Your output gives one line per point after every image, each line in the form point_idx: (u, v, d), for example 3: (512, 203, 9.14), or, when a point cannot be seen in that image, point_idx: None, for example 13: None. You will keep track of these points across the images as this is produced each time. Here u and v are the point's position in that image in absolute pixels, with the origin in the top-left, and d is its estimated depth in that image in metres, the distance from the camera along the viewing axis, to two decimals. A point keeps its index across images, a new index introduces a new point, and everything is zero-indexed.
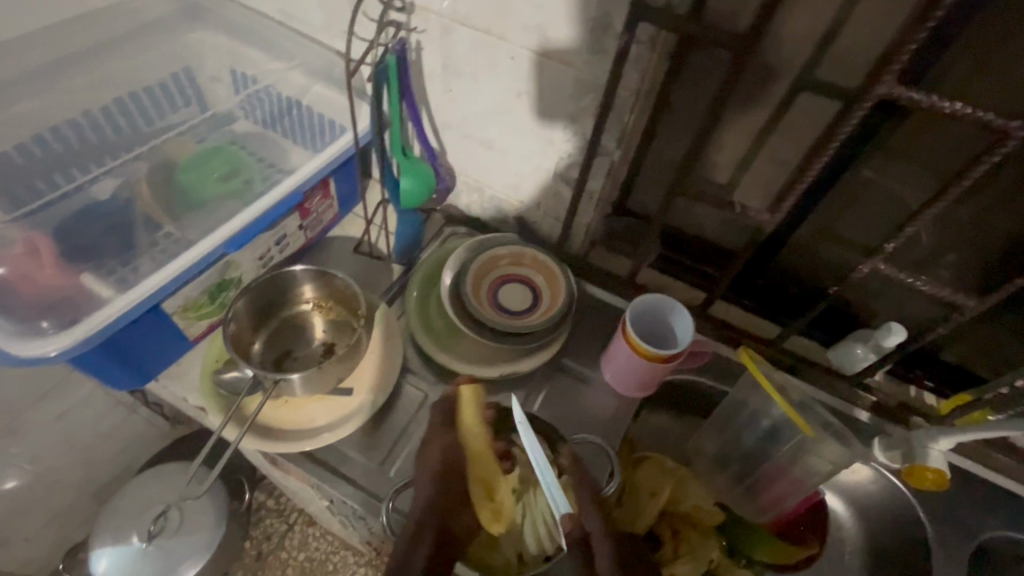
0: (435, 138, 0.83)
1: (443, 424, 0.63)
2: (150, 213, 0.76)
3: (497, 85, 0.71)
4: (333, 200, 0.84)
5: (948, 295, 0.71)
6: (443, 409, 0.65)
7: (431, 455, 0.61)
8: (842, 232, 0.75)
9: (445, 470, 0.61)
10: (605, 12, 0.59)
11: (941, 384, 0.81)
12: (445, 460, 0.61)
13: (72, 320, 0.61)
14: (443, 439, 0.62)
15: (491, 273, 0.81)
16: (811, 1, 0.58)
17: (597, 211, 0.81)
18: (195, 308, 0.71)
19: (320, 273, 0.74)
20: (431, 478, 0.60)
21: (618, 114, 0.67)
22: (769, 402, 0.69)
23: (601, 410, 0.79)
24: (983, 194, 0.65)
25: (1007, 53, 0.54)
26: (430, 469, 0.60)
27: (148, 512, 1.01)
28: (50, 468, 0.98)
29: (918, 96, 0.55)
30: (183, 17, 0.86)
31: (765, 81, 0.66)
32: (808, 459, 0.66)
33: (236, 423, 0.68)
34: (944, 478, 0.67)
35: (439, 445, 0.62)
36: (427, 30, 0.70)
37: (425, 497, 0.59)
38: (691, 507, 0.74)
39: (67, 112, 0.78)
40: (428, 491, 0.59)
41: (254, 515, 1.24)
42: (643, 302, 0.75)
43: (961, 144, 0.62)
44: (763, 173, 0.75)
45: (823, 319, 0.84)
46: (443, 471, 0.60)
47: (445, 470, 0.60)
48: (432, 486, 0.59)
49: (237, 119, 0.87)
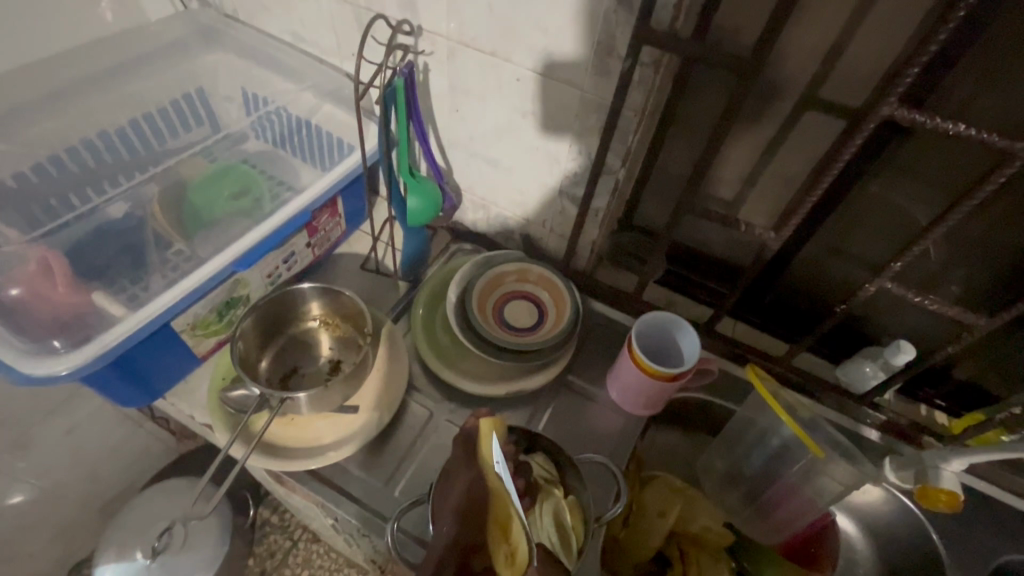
0: (441, 157, 0.85)
1: (465, 455, 0.60)
2: (161, 231, 0.78)
3: (504, 105, 0.72)
4: (341, 217, 0.85)
5: (955, 314, 0.66)
6: (465, 442, 0.61)
7: (454, 492, 0.58)
8: (849, 249, 0.75)
9: (468, 508, 0.55)
10: (610, 34, 0.60)
11: (952, 403, 0.80)
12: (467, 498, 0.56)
13: (83, 338, 0.62)
14: (464, 474, 0.58)
15: (496, 290, 0.81)
16: (813, 22, 0.59)
17: (602, 228, 0.81)
18: (203, 326, 0.71)
19: (327, 290, 0.75)
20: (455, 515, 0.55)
21: (623, 133, 0.68)
22: (777, 421, 0.68)
23: (606, 428, 0.78)
24: (991, 211, 0.64)
25: (1012, 72, 0.54)
26: (450, 502, 0.57)
27: (152, 529, 1.01)
28: (58, 483, 0.98)
29: (923, 118, 0.53)
30: (197, 40, 0.88)
31: (769, 100, 0.67)
32: (819, 480, 0.65)
33: (242, 442, 0.68)
34: (957, 499, 0.66)
35: (462, 483, 0.57)
36: (435, 52, 0.71)
37: (445, 538, 0.54)
38: (701, 529, 0.73)
39: (83, 132, 0.79)
40: (450, 527, 0.55)
41: (258, 532, 1.23)
42: (649, 320, 0.75)
43: (967, 162, 0.62)
44: (768, 190, 0.75)
45: (831, 336, 0.83)
46: (465, 510, 0.55)
47: (467, 507, 0.55)
48: (455, 524, 0.55)
49: (249, 139, 0.89)
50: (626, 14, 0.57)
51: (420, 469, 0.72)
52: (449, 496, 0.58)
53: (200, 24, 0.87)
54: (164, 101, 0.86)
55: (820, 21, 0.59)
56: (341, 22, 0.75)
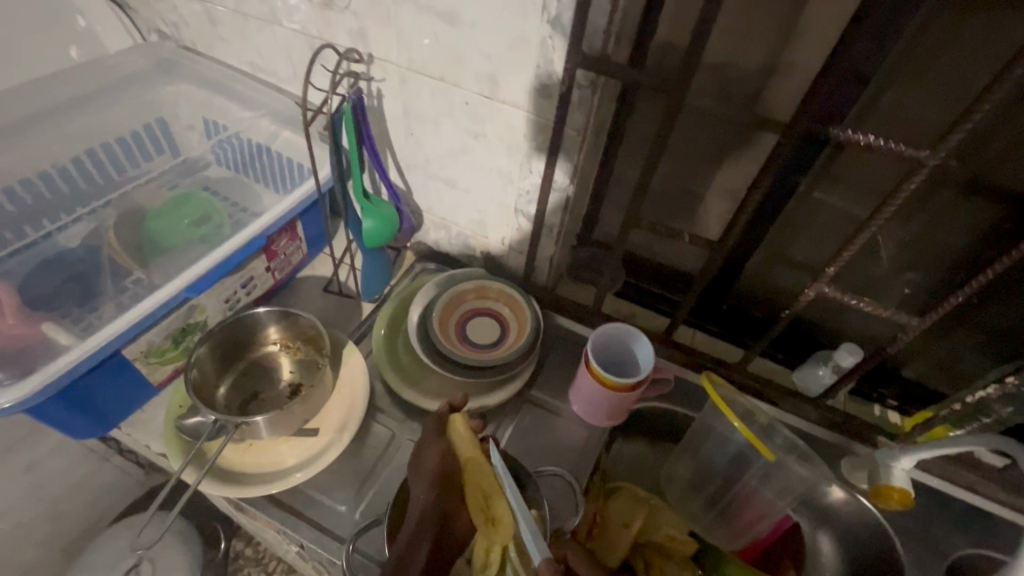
0: (400, 180, 0.87)
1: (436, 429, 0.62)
2: (118, 260, 0.77)
3: (456, 127, 0.74)
4: (301, 240, 0.85)
5: (890, 315, 0.69)
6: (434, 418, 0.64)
7: (427, 461, 0.60)
8: (795, 256, 0.78)
9: (442, 478, 0.59)
10: (548, 59, 0.62)
11: (903, 402, 0.83)
12: (441, 466, 0.60)
13: (29, 370, 0.61)
14: (436, 446, 0.61)
15: (458, 308, 0.82)
16: (739, 43, 0.63)
17: (559, 243, 0.83)
18: (158, 353, 0.71)
19: (284, 314, 0.75)
20: (433, 483, 0.58)
21: (568, 152, 0.70)
22: (731, 427, 0.69)
23: (569, 441, 0.79)
24: (923, 213, 0.68)
25: (924, 85, 0.58)
26: (422, 475, 0.60)
27: (118, 566, 0.97)
28: (17, 524, 0.94)
29: (837, 132, 0.59)
30: (160, 70, 0.89)
31: (705, 119, 0.70)
32: (775, 482, 0.67)
33: (195, 468, 0.67)
34: (909, 496, 0.68)
35: (434, 453, 0.60)
36: (387, 79, 0.73)
37: (421, 505, 0.58)
38: (664, 538, 0.72)
39: (36, 164, 0.79)
40: (427, 495, 0.58)
41: (231, 565, 1.20)
42: (605, 332, 0.76)
43: (891, 171, 0.65)
44: (716, 203, 0.78)
45: (783, 340, 0.86)
46: (442, 477, 0.59)
47: (442, 477, 0.59)
48: (434, 491, 0.58)
49: (210, 165, 0.91)
50: (560, 39, 0.60)
51: (381, 490, 0.72)
52: (422, 467, 0.60)
53: (161, 56, 0.88)
54: (122, 132, 0.87)
55: (746, 41, 0.62)
56: (295, 51, 0.77)
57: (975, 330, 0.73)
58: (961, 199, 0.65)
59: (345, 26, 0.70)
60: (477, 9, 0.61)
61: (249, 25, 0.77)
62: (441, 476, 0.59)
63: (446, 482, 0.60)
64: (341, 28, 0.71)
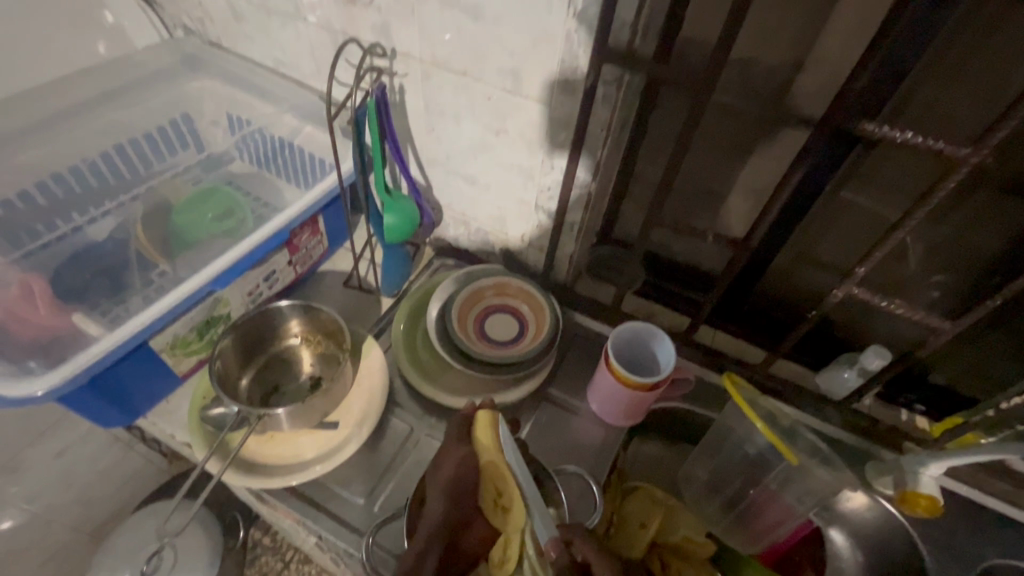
0: (421, 175, 0.87)
1: (458, 436, 0.61)
2: (145, 253, 0.79)
3: (477, 123, 0.74)
4: (323, 235, 0.86)
5: (921, 318, 0.68)
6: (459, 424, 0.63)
7: (443, 469, 0.60)
8: (822, 256, 0.77)
9: (457, 487, 0.59)
10: (573, 54, 0.61)
11: (931, 409, 0.80)
12: (456, 473, 0.59)
13: (62, 359, 0.63)
14: (458, 452, 0.60)
15: (477, 305, 0.82)
16: (770, 35, 0.61)
17: (579, 241, 0.83)
18: (183, 345, 0.72)
19: (306, 308, 0.75)
20: (446, 494, 0.58)
21: (590, 149, 0.69)
22: (753, 429, 0.68)
23: (587, 440, 0.79)
24: (957, 214, 0.66)
25: (959, 81, 0.57)
26: (438, 483, 0.59)
27: (142, 552, 0.99)
28: (47, 507, 0.96)
29: (871, 127, 0.57)
30: (184, 66, 0.91)
31: (730, 115, 0.69)
32: (798, 487, 0.65)
33: (220, 459, 0.69)
34: (936, 505, 0.67)
35: (453, 461, 0.59)
36: (409, 74, 0.73)
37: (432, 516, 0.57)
38: (682, 538, 0.71)
39: (69, 158, 0.81)
40: (441, 505, 0.58)
41: (250, 553, 1.22)
42: (623, 330, 0.75)
43: (925, 169, 0.64)
44: (741, 200, 0.77)
45: (808, 343, 0.83)
46: (457, 489, 0.59)
47: (456, 486, 0.59)
48: (446, 502, 0.58)
49: (234, 159, 0.92)
50: (585, 34, 0.59)
51: (399, 485, 0.72)
52: (439, 475, 0.60)
53: (186, 52, 0.90)
54: (149, 127, 0.88)
55: (775, 34, 0.61)
56: (318, 46, 0.77)
57: (1007, 336, 0.72)
58: (996, 200, 0.63)
59: (369, 21, 0.70)
60: (502, 4, 0.61)
61: (274, 20, 0.77)
62: (455, 482, 0.59)
63: (462, 494, 0.59)
64: (364, 23, 0.71)
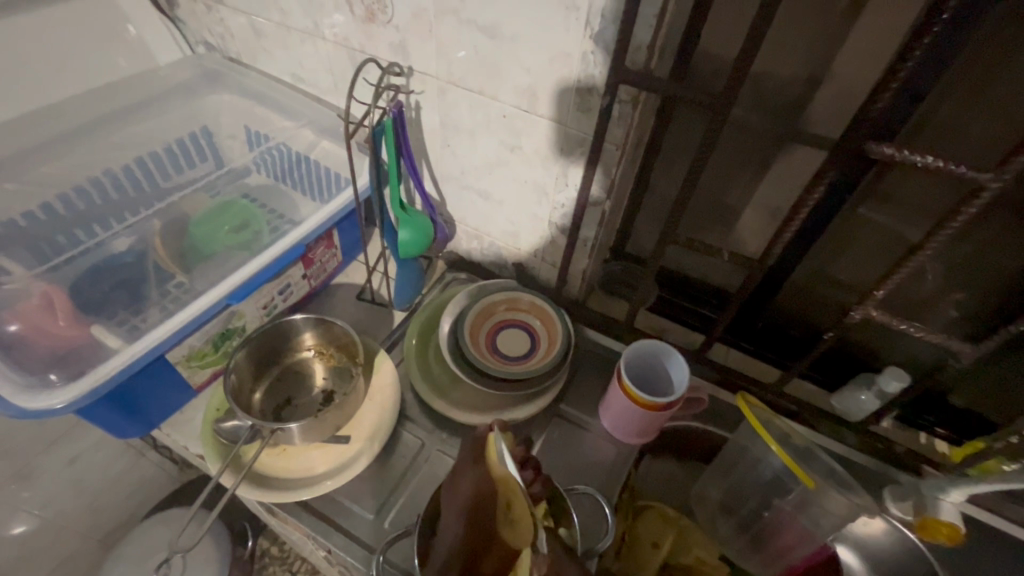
0: (435, 190, 0.88)
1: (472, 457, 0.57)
2: (162, 265, 0.80)
3: (492, 139, 0.75)
4: (337, 248, 0.87)
5: (941, 340, 0.64)
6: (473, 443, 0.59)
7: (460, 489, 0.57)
8: (838, 275, 0.76)
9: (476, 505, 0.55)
10: (589, 74, 0.61)
11: (952, 431, 0.79)
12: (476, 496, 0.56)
13: (80, 371, 0.64)
14: (471, 474, 0.57)
15: (489, 320, 0.82)
16: (787, 56, 0.61)
17: (592, 257, 0.82)
18: (198, 358, 0.73)
19: (320, 321, 0.76)
20: (462, 513, 0.56)
21: (604, 166, 0.69)
22: (768, 450, 0.67)
23: (599, 457, 0.78)
24: (977, 236, 0.65)
25: (974, 107, 0.56)
26: (456, 500, 0.57)
27: (151, 560, 0.99)
28: (58, 514, 0.97)
29: (889, 151, 0.54)
30: (204, 80, 0.93)
31: (744, 135, 0.69)
32: (814, 511, 0.64)
33: (232, 472, 0.69)
34: (959, 533, 0.64)
35: (470, 479, 0.56)
36: (426, 91, 0.74)
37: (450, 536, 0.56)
38: (695, 560, 0.72)
39: (90, 171, 0.83)
40: (459, 528, 0.56)
41: (257, 562, 1.22)
42: (638, 347, 0.75)
43: (945, 191, 0.63)
44: (756, 218, 0.76)
45: (822, 361, 0.84)
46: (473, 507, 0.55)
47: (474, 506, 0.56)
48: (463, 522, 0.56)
49: (252, 173, 0.93)
50: (601, 54, 0.59)
51: (410, 500, 0.72)
52: (456, 494, 0.57)
53: (206, 67, 0.93)
54: (169, 141, 0.90)
55: (792, 54, 0.61)
56: (337, 63, 0.79)
57: None
58: (1016, 223, 0.62)
59: (387, 39, 0.71)
60: (519, 25, 0.61)
61: (294, 37, 0.79)
62: (474, 504, 0.56)
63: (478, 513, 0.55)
64: (383, 41, 0.72)
